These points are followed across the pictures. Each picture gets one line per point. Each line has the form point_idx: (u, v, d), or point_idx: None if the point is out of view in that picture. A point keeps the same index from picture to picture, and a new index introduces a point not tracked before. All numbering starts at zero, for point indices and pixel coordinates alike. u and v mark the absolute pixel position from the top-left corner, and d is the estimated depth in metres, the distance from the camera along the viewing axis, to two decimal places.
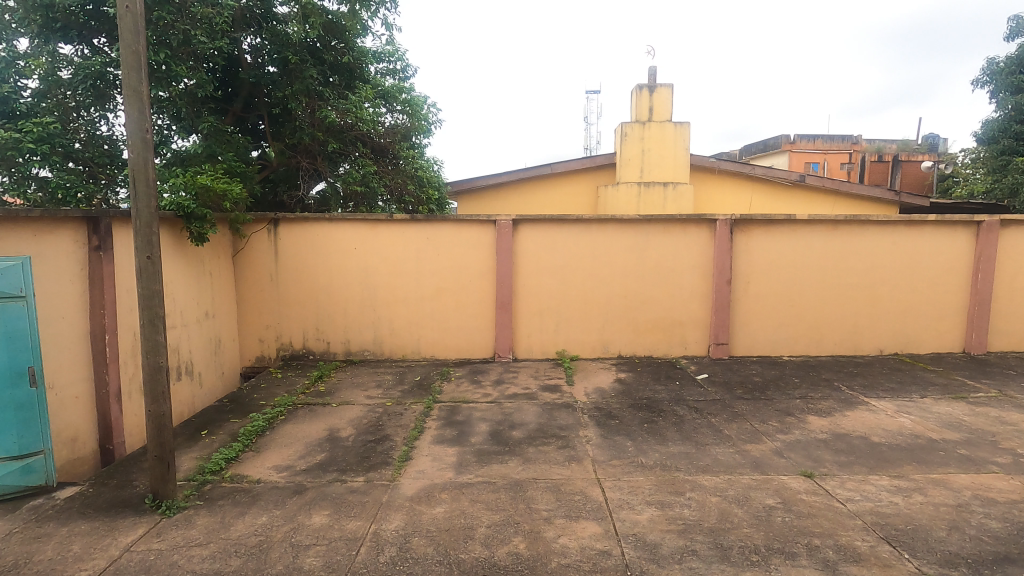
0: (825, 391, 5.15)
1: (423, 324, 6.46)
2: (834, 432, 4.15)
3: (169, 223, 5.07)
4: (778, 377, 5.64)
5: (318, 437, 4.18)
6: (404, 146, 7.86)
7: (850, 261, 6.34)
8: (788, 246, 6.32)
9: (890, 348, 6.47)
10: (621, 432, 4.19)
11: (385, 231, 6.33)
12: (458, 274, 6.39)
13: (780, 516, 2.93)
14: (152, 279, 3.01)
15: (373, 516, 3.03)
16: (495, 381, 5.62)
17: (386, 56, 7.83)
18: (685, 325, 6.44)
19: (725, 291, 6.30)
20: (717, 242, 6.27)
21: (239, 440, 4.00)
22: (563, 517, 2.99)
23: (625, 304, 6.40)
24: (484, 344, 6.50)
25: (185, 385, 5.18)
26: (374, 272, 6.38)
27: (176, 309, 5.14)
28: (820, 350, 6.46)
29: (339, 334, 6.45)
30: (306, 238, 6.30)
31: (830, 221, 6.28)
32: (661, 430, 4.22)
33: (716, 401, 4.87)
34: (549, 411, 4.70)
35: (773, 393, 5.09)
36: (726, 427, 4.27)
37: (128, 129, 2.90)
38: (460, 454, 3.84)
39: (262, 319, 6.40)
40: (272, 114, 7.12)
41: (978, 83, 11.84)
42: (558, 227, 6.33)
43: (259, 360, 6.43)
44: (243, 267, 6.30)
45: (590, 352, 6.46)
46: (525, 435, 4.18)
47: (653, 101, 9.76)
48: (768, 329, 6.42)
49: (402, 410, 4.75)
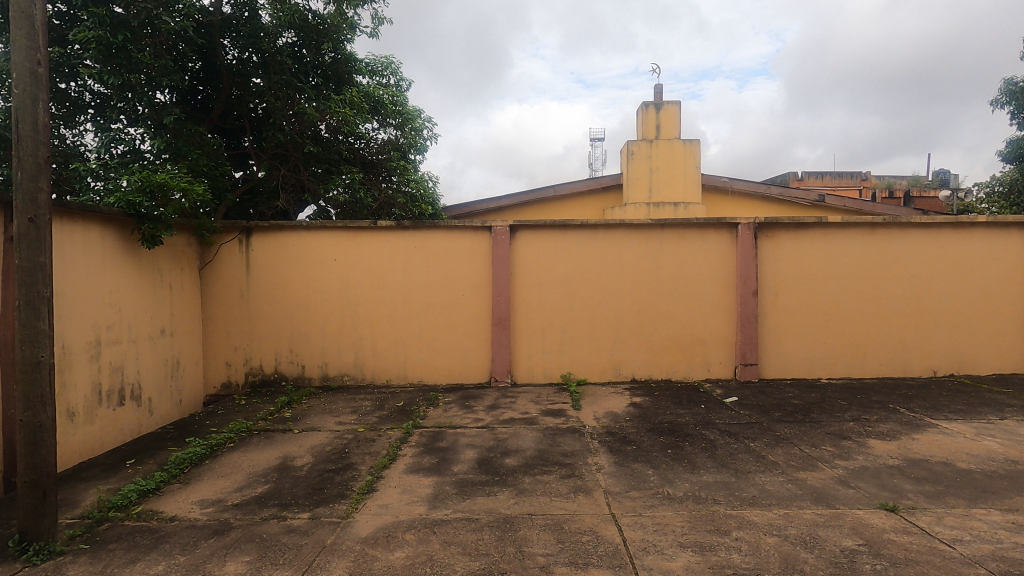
0: (881, 413, 4.32)
1: (411, 344, 5.73)
2: (907, 458, 3.32)
3: (117, 222, 4.46)
4: (820, 399, 4.82)
5: (267, 467, 3.39)
6: (396, 161, 7.40)
7: (892, 267, 5.61)
8: (820, 252, 5.61)
9: (945, 368, 5.64)
10: (639, 459, 3.39)
11: (368, 240, 5.69)
12: (449, 287, 5.71)
13: (868, 564, 2.12)
14: (34, 248, 2.35)
15: (309, 564, 2.24)
16: (490, 406, 4.84)
17: (378, 68, 7.52)
18: (706, 343, 5.66)
19: (751, 304, 5.56)
20: (739, 248, 5.58)
21: (166, 469, 3.23)
22: (566, 564, 2.19)
23: (638, 321, 5.67)
24: (479, 368, 5.73)
25: (126, 410, 4.44)
26: (355, 286, 5.71)
27: (121, 322, 4.47)
28: (863, 372, 5.64)
29: (315, 357, 5.72)
30: (280, 248, 5.68)
31: (867, 222, 5.59)
32: (688, 456, 3.41)
33: (752, 425, 4.05)
34: (551, 436, 3.90)
35: (818, 416, 4.26)
36: (769, 452, 3.45)
37: (13, 58, 2.33)
38: (437, 486, 3.04)
39: (230, 340, 5.71)
40: (254, 123, 6.67)
41: (997, 105, 11.27)
42: (560, 233, 5.67)
43: (225, 388, 5.69)
44: (210, 282, 5.67)
45: (599, 376, 5.68)
46: (520, 463, 3.38)
47: (660, 119, 9.30)
48: (803, 347, 5.63)
49: (375, 437, 3.97)
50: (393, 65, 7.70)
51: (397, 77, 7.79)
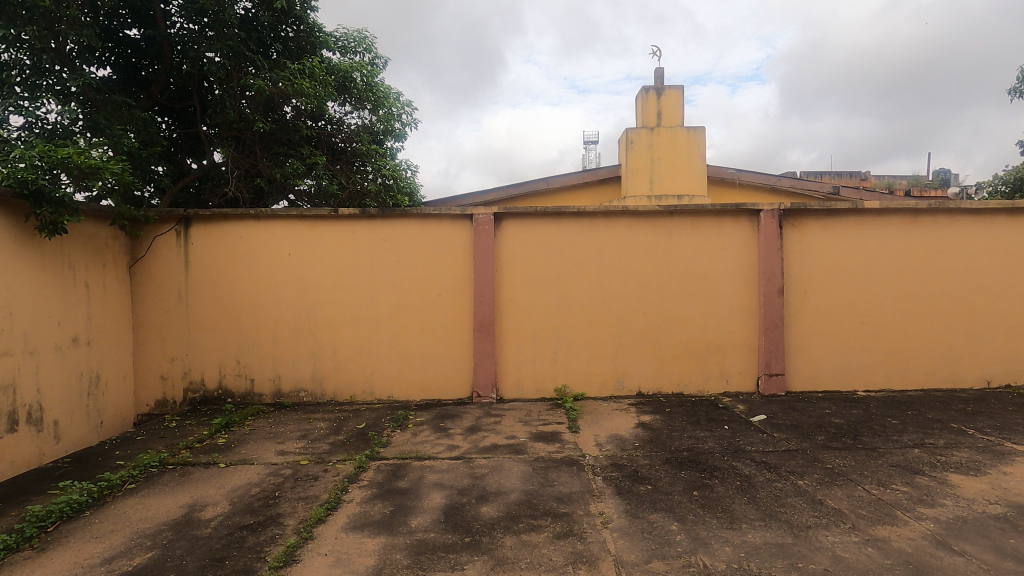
0: (948, 436, 3.52)
1: (378, 354, 4.89)
2: (1013, 503, 2.51)
3: (7, 204, 3.57)
4: (865, 417, 4.02)
5: (163, 522, 2.54)
6: (369, 147, 6.56)
7: (939, 262, 4.84)
8: (855, 244, 4.83)
9: (1000, 378, 4.86)
10: (657, 507, 2.56)
11: (328, 232, 4.86)
12: (424, 286, 4.88)
13: None
14: None
15: None
16: (469, 429, 4.00)
17: (350, 44, 6.73)
18: (723, 350, 4.86)
19: (776, 305, 4.76)
20: (762, 239, 4.79)
21: (20, 530, 2.38)
22: None
23: (644, 325, 4.86)
24: (458, 380, 4.90)
25: (17, 439, 3.56)
26: (314, 285, 4.87)
27: (12, 328, 3.58)
28: (906, 382, 4.86)
29: (266, 370, 4.88)
30: (225, 241, 4.84)
31: (910, 209, 4.81)
32: (722, 502, 2.60)
33: (794, 454, 3.23)
34: (542, 471, 3.07)
35: (872, 440, 3.46)
36: (827, 495, 2.64)
37: None
38: (384, 553, 2.21)
39: (166, 349, 4.85)
40: (203, 102, 5.84)
41: (1017, 95, 10.36)
42: (552, 222, 4.86)
43: (160, 406, 4.83)
44: (142, 282, 4.81)
45: (600, 390, 4.88)
46: (500, 512, 2.56)
47: (662, 104, 8.50)
48: (836, 355, 4.85)
49: (318, 473, 3.13)
50: (367, 41, 6.93)
51: (372, 55, 7.00)
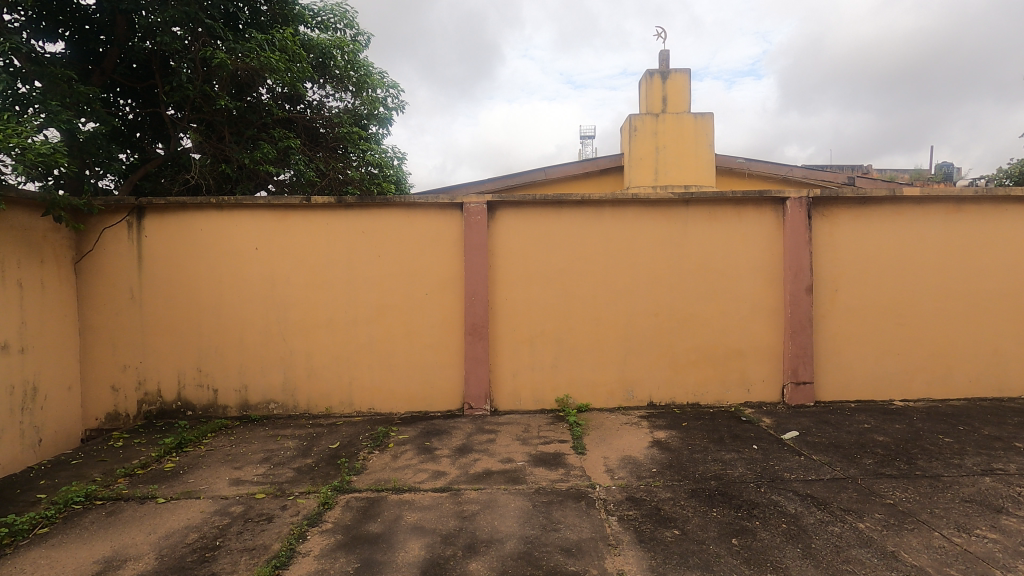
0: (1018, 460, 3.01)
1: (357, 360, 4.35)
2: None
3: None
4: (913, 434, 3.50)
5: None
6: (350, 131, 6.03)
7: (985, 255, 4.33)
8: (892, 236, 4.31)
9: None
10: (690, 564, 2.04)
11: (300, 223, 4.31)
12: (408, 283, 4.34)
13: None
14: None
15: None
16: (458, 449, 3.46)
17: (329, 19, 6.17)
18: (743, 355, 4.34)
19: (805, 304, 4.24)
20: (788, 231, 4.26)
21: None
22: None
23: (655, 327, 4.34)
24: (447, 390, 4.37)
25: None
26: (284, 284, 4.33)
27: None
28: (948, 390, 4.35)
29: (231, 379, 4.34)
30: (184, 234, 4.29)
31: (952, 197, 4.30)
32: (771, 556, 2.07)
33: (845, 485, 2.71)
34: (544, 509, 2.54)
35: (931, 466, 2.94)
36: (900, 546, 2.12)
37: None
38: None
39: (117, 356, 4.30)
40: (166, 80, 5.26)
41: None
42: (553, 212, 4.32)
43: (111, 420, 4.28)
44: (90, 280, 4.26)
45: (607, 400, 4.35)
46: (493, 571, 2.03)
47: (666, 89, 7.95)
48: (870, 360, 4.34)
49: (274, 512, 2.59)
50: (348, 16, 6.35)
51: (354, 32, 6.44)
